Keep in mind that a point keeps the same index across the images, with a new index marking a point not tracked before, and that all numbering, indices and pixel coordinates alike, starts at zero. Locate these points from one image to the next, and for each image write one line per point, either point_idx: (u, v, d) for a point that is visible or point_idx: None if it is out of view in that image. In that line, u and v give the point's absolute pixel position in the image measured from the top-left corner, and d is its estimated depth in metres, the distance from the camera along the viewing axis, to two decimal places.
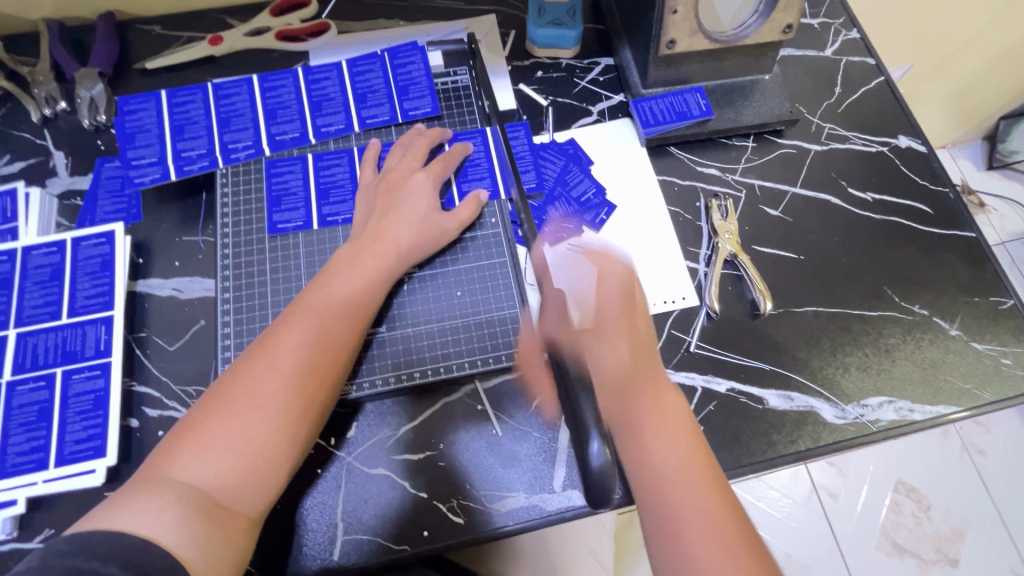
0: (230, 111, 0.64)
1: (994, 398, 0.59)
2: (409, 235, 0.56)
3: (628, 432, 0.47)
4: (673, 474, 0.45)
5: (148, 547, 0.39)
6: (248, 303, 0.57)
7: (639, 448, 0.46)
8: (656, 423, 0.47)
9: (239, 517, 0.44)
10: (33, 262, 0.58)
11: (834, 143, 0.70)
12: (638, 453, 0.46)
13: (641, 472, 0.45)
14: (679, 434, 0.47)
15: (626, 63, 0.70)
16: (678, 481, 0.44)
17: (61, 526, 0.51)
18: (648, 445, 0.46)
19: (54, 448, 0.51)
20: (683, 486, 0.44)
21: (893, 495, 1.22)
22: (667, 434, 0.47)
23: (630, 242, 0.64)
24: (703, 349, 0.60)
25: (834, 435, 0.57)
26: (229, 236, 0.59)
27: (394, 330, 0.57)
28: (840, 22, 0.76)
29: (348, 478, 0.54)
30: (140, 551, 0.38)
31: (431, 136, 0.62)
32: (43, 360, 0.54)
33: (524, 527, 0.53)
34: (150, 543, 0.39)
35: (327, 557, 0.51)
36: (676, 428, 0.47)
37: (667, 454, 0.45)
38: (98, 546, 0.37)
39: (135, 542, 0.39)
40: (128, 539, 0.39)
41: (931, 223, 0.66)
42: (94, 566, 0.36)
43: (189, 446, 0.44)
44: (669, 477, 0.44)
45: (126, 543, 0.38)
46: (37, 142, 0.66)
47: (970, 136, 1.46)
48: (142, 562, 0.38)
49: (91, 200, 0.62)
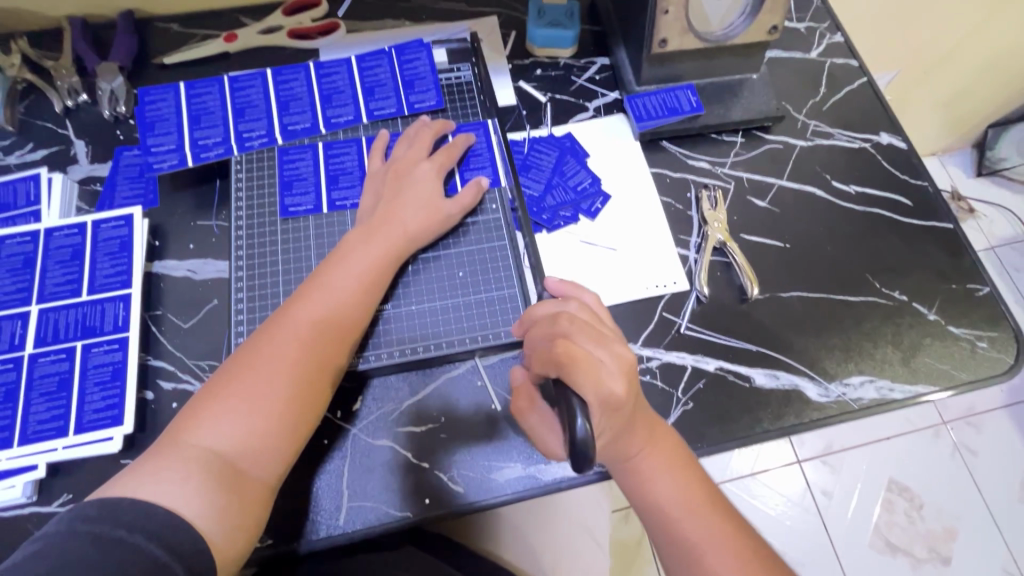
0: (244, 103, 0.67)
1: (970, 379, 0.62)
2: (416, 219, 0.59)
3: (633, 475, 0.51)
4: (677, 507, 0.50)
5: (168, 516, 0.42)
6: (260, 282, 0.60)
7: (645, 486, 0.51)
8: (654, 459, 0.51)
9: (257, 483, 0.47)
10: (54, 243, 0.61)
11: (819, 139, 0.73)
12: (646, 492, 0.51)
13: (647, 505, 0.51)
14: (673, 460, 0.52)
15: (621, 62, 0.73)
16: (680, 508, 0.50)
17: (78, 492, 0.53)
18: (652, 481, 0.51)
19: (73, 416, 0.54)
20: (684, 508, 0.50)
21: (886, 494, 1.24)
22: (664, 463, 0.51)
23: (624, 229, 0.67)
24: (693, 331, 0.62)
25: (819, 412, 0.60)
26: (243, 219, 0.62)
27: (399, 308, 0.59)
28: (825, 26, 0.80)
29: (354, 449, 0.56)
30: (163, 522, 0.41)
31: (436, 126, 0.65)
32: (63, 334, 0.57)
33: (521, 496, 0.55)
34: (171, 514, 0.42)
35: (333, 524, 0.54)
36: (670, 455, 0.52)
37: (667, 484, 0.51)
38: (123, 514, 0.40)
39: (157, 512, 0.41)
40: (150, 508, 0.41)
41: (912, 214, 0.69)
42: (120, 533, 0.39)
43: (208, 415, 0.47)
44: (675, 509, 0.50)
45: (149, 514, 0.41)
46: (59, 131, 0.69)
47: (958, 144, 1.50)
48: (164, 531, 0.41)
49: (110, 185, 0.66)
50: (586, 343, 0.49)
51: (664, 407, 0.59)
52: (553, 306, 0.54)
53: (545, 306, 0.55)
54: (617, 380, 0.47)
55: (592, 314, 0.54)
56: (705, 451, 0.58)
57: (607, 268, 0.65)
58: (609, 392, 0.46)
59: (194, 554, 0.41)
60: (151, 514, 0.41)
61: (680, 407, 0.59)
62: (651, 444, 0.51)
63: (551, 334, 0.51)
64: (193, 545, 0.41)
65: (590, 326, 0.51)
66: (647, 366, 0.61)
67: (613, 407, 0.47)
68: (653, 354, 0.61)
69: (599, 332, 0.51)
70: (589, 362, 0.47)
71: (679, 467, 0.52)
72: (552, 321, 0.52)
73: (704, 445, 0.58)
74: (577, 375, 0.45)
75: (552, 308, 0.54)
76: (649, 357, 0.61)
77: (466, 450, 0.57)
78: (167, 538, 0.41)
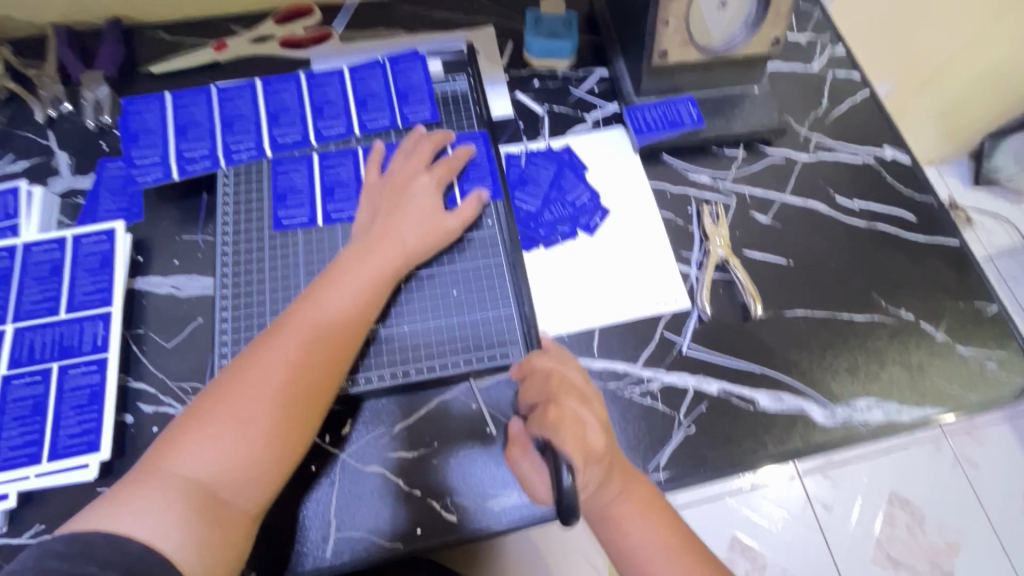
0: (233, 113, 0.65)
1: (979, 401, 0.60)
2: (412, 234, 0.57)
3: (607, 522, 0.49)
4: (652, 551, 0.49)
5: (144, 552, 0.39)
6: (246, 299, 0.58)
7: (618, 530, 0.49)
8: (630, 504, 0.49)
9: (239, 513, 0.45)
10: (33, 259, 0.58)
11: (822, 152, 0.72)
12: (620, 539, 0.49)
13: (622, 551, 0.49)
14: (649, 503, 0.50)
15: (620, 73, 0.72)
16: (654, 552, 0.48)
17: (51, 522, 0.51)
18: (625, 526, 0.49)
19: (47, 442, 0.51)
20: (660, 553, 0.49)
21: (887, 508, 1.21)
22: (639, 506, 0.49)
23: (623, 246, 0.65)
24: (694, 350, 0.61)
25: (824, 435, 0.58)
26: (230, 234, 0.60)
27: (391, 327, 0.57)
28: (826, 38, 0.79)
29: (342, 475, 0.54)
30: (138, 558, 0.39)
31: (435, 139, 0.63)
32: (39, 355, 0.54)
33: (518, 525, 0.53)
34: (148, 549, 0.40)
35: (319, 555, 0.51)
36: (646, 500, 0.50)
37: (644, 532, 0.49)
38: (94, 551, 0.38)
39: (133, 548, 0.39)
40: (125, 544, 0.39)
41: (917, 231, 0.68)
42: (92, 570, 0.36)
43: (190, 443, 0.45)
44: (650, 554, 0.49)
45: (122, 551, 0.39)
46: (40, 142, 0.67)
47: (956, 154, 1.49)
48: (138, 570, 0.38)
49: (93, 199, 0.63)
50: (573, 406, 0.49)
51: (665, 432, 0.57)
52: (548, 360, 0.53)
53: (544, 360, 0.53)
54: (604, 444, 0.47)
55: (580, 374, 0.53)
56: (707, 477, 0.56)
57: (605, 287, 0.63)
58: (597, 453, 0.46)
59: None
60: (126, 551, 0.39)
61: (682, 432, 0.57)
62: (625, 492, 0.49)
63: (541, 396, 0.50)
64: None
65: (574, 386, 0.51)
66: (647, 389, 0.59)
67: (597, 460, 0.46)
68: (653, 375, 0.59)
69: (582, 392, 0.51)
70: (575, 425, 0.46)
71: (654, 510, 0.50)
72: (544, 380, 0.51)
73: (707, 471, 0.56)
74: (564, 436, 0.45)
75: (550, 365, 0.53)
76: (649, 378, 0.59)
77: (458, 478, 0.54)
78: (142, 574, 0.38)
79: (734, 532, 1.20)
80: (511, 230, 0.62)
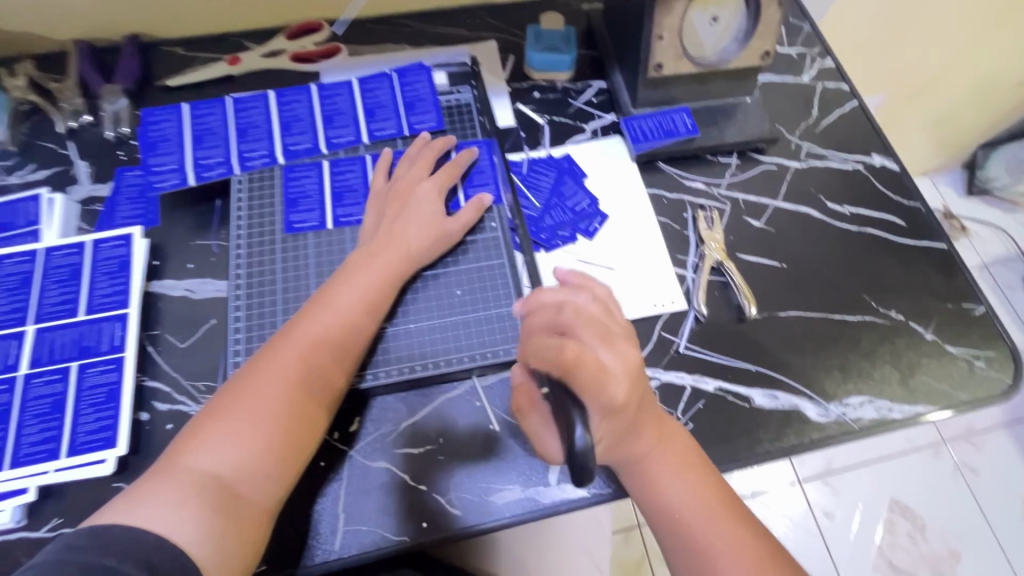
0: (247, 123, 0.68)
1: (968, 399, 0.61)
2: (417, 238, 0.60)
3: (641, 477, 0.51)
4: (690, 508, 0.50)
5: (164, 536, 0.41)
6: (259, 300, 0.60)
7: (657, 491, 0.51)
8: (664, 459, 0.51)
9: (254, 508, 0.46)
10: (53, 263, 0.61)
11: (812, 160, 0.74)
12: (656, 495, 0.51)
13: (658, 509, 0.51)
14: (685, 461, 0.52)
15: (617, 85, 0.75)
16: (691, 507, 0.50)
17: (68, 516, 0.53)
18: (664, 486, 0.51)
19: (66, 438, 0.53)
20: (698, 509, 0.50)
21: (888, 516, 1.23)
22: (677, 468, 0.51)
23: (622, 250, 0.67)
24: (691, 350, 0.63)
25: (819, 432, 0.59)
26: (243, 239, 0.63)
27: (399, 326, 0.59)
28: (816, 51, 0.82)
29: (351, 470, 0.56)
30: (156, 546, 0.41)
31: (438, 146, 0.66)
32: (59, 354, 0.57)
33: (520, 519, 0.54)
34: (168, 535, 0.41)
35: (328, 548, 0.53)
36: (681, 458, 0.52)
37: (679, 489, 0.50)
38: (114, 541, 0.39)
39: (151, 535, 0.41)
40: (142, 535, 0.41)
41: (906, 234, 0.70)
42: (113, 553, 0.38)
43: (207, 440, 0.47)
44: (685, 510, 0.50)
45: (141, 539, 0.41)
46: (61, 151, 0.69)
47: (949, 164, 1.52)
48: (154, 558, 0.40)
49: (111, 205, 0.66)
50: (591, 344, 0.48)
51: None
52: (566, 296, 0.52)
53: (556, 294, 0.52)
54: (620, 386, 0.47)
55: (604, 308, 0.52)
56: None
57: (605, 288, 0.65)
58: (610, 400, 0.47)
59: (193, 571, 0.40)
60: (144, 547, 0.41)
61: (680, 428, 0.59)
62: (660, 445, 0.51)
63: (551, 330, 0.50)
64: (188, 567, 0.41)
65: (596, 324, 0.50)
66: None
67: (614, 413, 0.47)
68: (651, 374, 0.61)
69: (606, 329, 0.50)
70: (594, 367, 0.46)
71: (691, 470, 0.51)
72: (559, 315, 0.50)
73: None
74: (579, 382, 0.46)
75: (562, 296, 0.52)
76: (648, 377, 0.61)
77: (463, 472, 0.56)
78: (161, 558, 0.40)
79: None
80: (515, 232, 0.65)
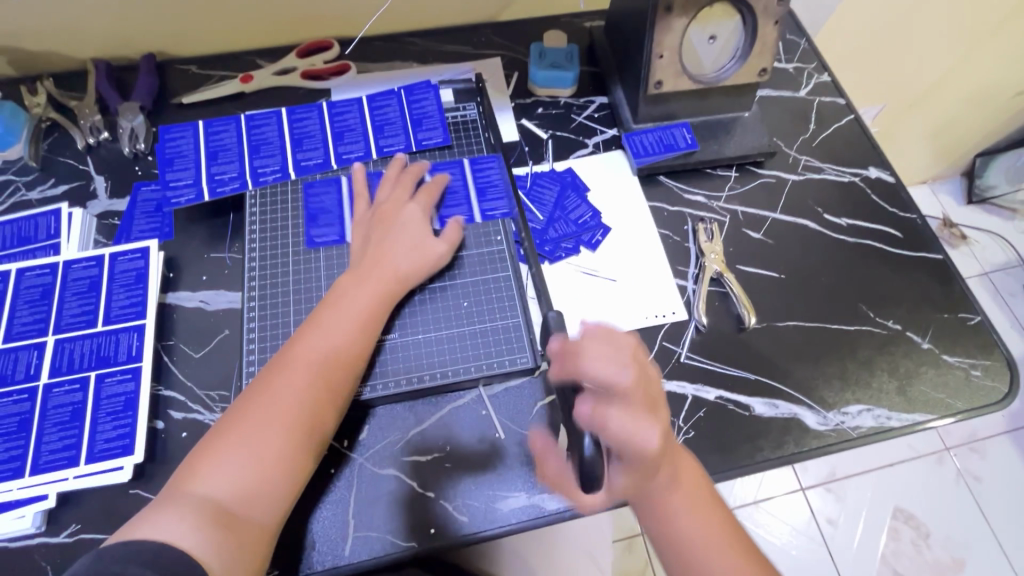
0: (260, 140, 0.70)
1: (965, 407, 0.63)
2: (405, 260, 0.61)
3: (655, 511, 0.52)
4: (699, 541, 0.51)
5: None
6: (271, 311, 0.61)
7: (667, 523, 0.51)
8: (678, 494, 0.51)
9: (255, 525, 0.47)
10: (73, 275, 0.63)
11: (810, 173, 0.76)
12: (668, 527, 0.51)
13: (668, 540, 0.52)
14: (697, 495, 0.52)
15: (619, 101, 0.77)
16: (701, 539, 0.51)
17: (86, 522, 0.54)
18: (674, 515, 0.51)
19: (85, 446, 0.55)
20: (706, 542, 0.51)
21: (891, 523, 1.23)
22: (689, 503, 0.52)
23: (624, 261, 0.69)
24: (692, 359, 0.64)
25: (818, 440, 0.61)
26: (256, 251, 0.65)
27: (405, 336, 0.61)
28: (813, 66, 0.84)
29: (360, 477, 0.57)
30: None
31: (437, 180, 0.67)
32: (78, 364, 0.58)
33: (526, 525, 0.56)
34: None
35: (338, 554, 0.54)
36: (694, 492, 0.52)
37: (690, 522, 0.51)
38: None
39: None
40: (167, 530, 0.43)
41: (902, 246, 0.72)
42: None
43: (206, 463, 0.49)
44: (695, 542, 0.51)
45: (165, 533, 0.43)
46: (79, 167, 0.72)
47: (949, 173, 1.54)
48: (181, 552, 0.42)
49: (128, 219, 0.68)
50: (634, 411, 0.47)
51: None
52: (611, 357, 0.48)
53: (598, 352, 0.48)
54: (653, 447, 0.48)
55: (642, 360, 0.50)
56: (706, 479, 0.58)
57: (608, 299, 0.67)
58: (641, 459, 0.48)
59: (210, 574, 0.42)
60: (164, 553, 0.42)
61: (681, 436, 0.60)
62: (676, 482, 0.51)
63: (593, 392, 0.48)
64: None
65: (642, 388, 0.48)
66: None
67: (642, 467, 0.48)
68: None
69: (649, 395, 0.49)
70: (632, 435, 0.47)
71: (701, 503, 0.52)
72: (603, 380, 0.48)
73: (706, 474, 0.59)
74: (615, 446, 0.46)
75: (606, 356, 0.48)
76: None
77: (471, 479, 0.57)
78: None
79: None
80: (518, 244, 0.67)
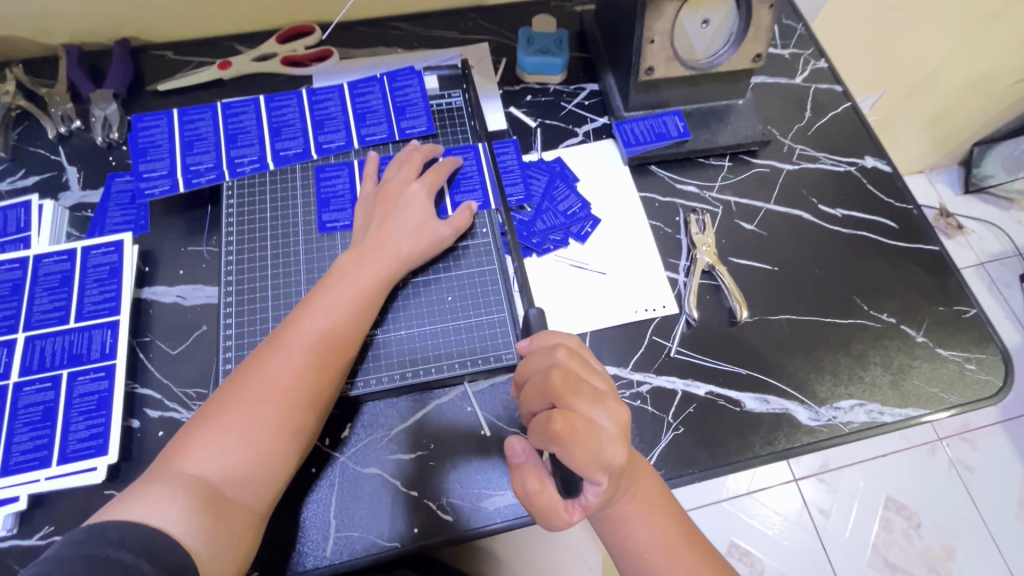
0: (237, 128, 0.68)
1: (959, 402, 0.62)
2: (406, 241, 0.59)
3: (613, 522, 0.50)
4: (656, 548, 0.50)
5: (157, 535, 0.41)
6: (249, 307, 0.60)
7: (625, 533, 0.50)
8: (635, 504, 0.50)
9: (244, 508, 0.47)
10: (43, 270, 0.61)
11: (805, 162, 0.74)
12: (626, 537, 0.50)
13: (625, 549, 0.51)
14: (654, 501, 0.51)
15: (610, 89, 0.74)
16: (659, 546, 0.50)
17: (60, 524, 0.53)
18: (633, 525, 0.50)
19: (57, 447, 0.53)
20: (664, 549, 0.50)
21: (884, 513, 1.23)
22: (647, 511, 0.50)
23: (614, 253, 0.67)
24: (683, 354, 0.63)
25: (809, 435, 0.59)
26: (233, 244, 0.62)
27: (389, 332, 0.59)
28: (809, 52, 0.82)
29: (343, 476, 0.56)
30: (151, 541, 0.41)
31: (445, 163, 0.65)
32: (49, 362, 0.56)
33: (512, 524, 0.55)
34: (161, 534, 0.42)
35: (320, 554, 0.53)
36: (651, 498, 0.51)
37: (648, 530, 0.50)
38: (111, 536, 0.40)
39: (147, 531, 0.41)
40: (139, 529, 0.41)
41: (897, 237, 0.70)
42: (108, 552, 0.38)
43: (197, 442, 0.47)
44: (652, 551, 0.50)
45: (138, 532, 0.41)
46: (51, 157, 0.69)
47: (946, 162, 1.52)
48: (152, 551, 0.40)
49: (101, 211, 0.66)
50: (581, 405, 0.44)
51: (655, 433, 0.59)
52: (541, 360, 0.48)
53: (537, 360, 0.49)
54: (616, 446, 0.43)
55: (582, 361, 0.48)
56: (695, 476, 0.57)
57: (597, 292, 0.65)
58: (608, 463, 0.43)
59: (183, 574, 0.40)
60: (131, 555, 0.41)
61: (671, 432, 0.59)
62: (633, 491, 0.50)
63: (543, 396, 0.45)
64: (180, 566, 0.41)
65: (585, 383, 0.45)
66: (637, 392, 0.61)
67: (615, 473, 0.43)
68: (643, 378, 0.61)
69: (594, 388, 0.45)
70: (583, 432, 0.43)
71: (659, 508, 0.51)
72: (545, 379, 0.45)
73: (694, 471, 0.58)
74: (574, 450, 0.42)
75: (544, 362, 0.48)
76: (639, 381, 0.61)
77: (455, 478, 0.56)
78: (156, 555, 0.40)
79: (731, 538, 1.20)
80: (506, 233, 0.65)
